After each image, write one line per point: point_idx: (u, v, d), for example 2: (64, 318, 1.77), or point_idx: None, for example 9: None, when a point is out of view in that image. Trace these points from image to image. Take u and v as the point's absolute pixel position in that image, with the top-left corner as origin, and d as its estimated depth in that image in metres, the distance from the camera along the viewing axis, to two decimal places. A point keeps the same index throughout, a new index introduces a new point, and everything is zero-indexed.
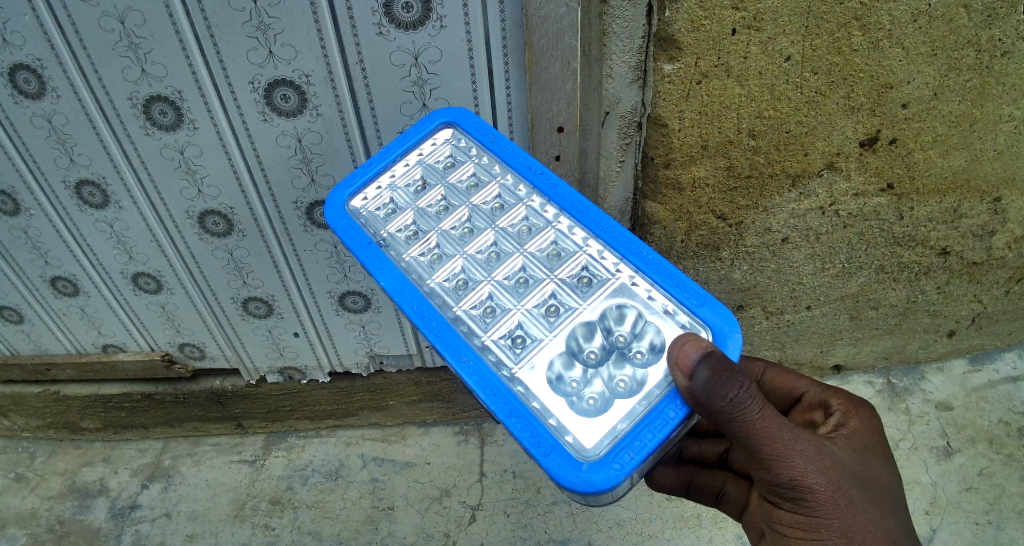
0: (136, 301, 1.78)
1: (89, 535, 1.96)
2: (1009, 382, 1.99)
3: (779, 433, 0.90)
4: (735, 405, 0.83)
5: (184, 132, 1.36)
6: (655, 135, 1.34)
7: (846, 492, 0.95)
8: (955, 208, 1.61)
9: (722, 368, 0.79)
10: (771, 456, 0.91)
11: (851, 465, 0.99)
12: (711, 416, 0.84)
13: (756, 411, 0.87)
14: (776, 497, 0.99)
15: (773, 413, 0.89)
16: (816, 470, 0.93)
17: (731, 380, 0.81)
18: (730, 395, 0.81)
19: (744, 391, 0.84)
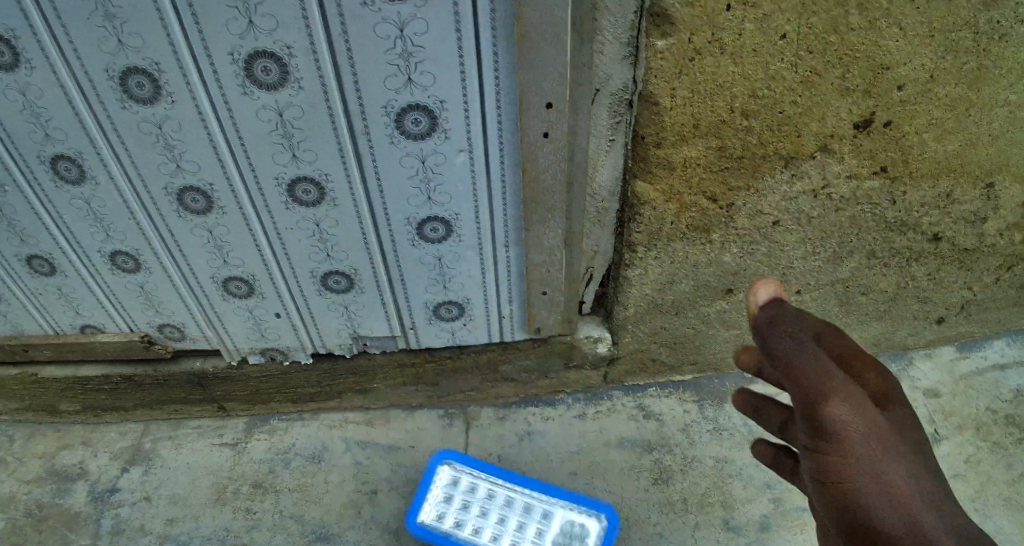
0: (114, 281, 1.73)
1: (68, 519, 1.92)
2: (996, 370, 2.01)
3: (858, 420, 0.71)
4: (799, 362, 0.74)
5: (162, 106, 1.31)
6: (646, 113, 1.31)
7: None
8: (948, 193, 1.59)
9: (780, 315, 0.79)
10: (838, 454, 0.71)
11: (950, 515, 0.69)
12: (782, 373, 0.76)
13: (833, 380, 0.72)
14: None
15: (858, 392, 0.73)
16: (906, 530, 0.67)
17: (791, 323, 0.77)
18: (790, 345, 0.75)
19: (817, 349, 0.75)
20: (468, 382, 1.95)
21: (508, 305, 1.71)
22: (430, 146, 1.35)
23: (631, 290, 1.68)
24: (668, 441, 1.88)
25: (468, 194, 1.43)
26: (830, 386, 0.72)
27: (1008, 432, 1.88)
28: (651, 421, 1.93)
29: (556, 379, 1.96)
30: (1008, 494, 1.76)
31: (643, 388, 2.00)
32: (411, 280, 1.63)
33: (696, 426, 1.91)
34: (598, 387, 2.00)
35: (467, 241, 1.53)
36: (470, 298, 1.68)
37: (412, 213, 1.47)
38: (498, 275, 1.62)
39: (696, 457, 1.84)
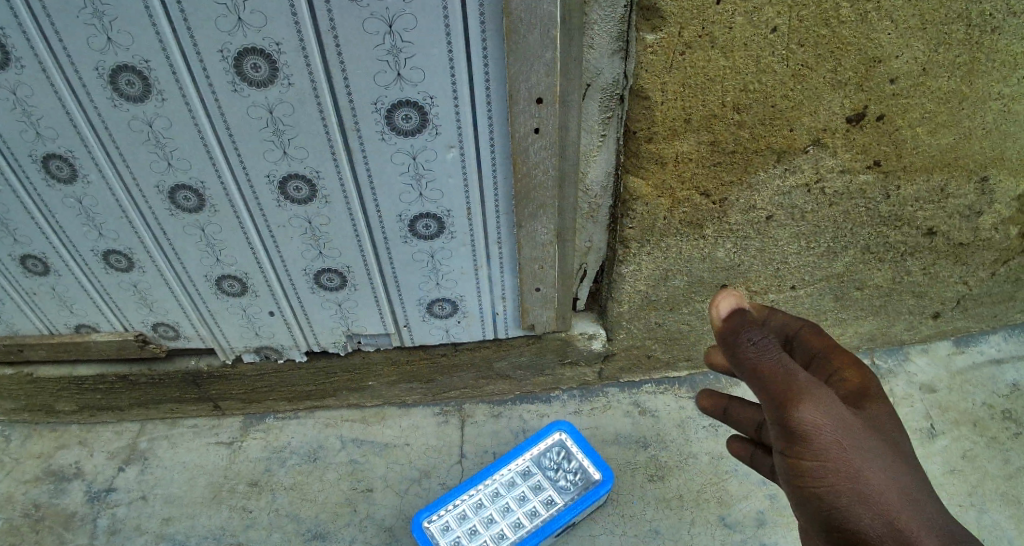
0: (108, 280, 1.72)
1: (64, 519, 1.92)
2: (993, 364, 2.01)
3: (823, 415, 0.80)
4: (762, 365, 0.83)
5: (152, 103, 1.30)
6: (636, 107, 1.31)
7: (895, 526, 0.76)
8: (942, 187, 1.59)
9: (738, 324, 0.85)
10: (810, 452, 0.80)
11: (895, 474, 0.81)
12: (748, 379, 0.85)
13: (796, 381, 0.82)
14: (803, 512, 0.85)
15: (818, 389, 0.82)
16: (857, 497, 0.79)
17: (749, 332, 0.84)
18: (755, 351, 0.83)
19: (778, 352, 0.84)
20: (463, 379, 1.95)
21: (502, 302, 1.71)
22: (420, 142, 1.35)
23: (625, 286, 1.68)
24: (663, 438, 1.88)
25: (459, 190, 1.43)
26: (793, 387, 0.81)
27: (1005, 427, 1.88)
28: (646, 417, 1.93)
29: (551, 376, 1.96)
30: (1005, 489, 1.76)
31: (638, 384, 2.00)
32: (403, 277, 1.62)
33: (692, 422, 1.90)
34: (593, 383, 2.00)
35: (459, 237, 1.53)
36: (464, 295, 1.68)
37: (404, 209, 1.47)
38: (491, 271, 1.62)
39: (692, 454, 1.84)
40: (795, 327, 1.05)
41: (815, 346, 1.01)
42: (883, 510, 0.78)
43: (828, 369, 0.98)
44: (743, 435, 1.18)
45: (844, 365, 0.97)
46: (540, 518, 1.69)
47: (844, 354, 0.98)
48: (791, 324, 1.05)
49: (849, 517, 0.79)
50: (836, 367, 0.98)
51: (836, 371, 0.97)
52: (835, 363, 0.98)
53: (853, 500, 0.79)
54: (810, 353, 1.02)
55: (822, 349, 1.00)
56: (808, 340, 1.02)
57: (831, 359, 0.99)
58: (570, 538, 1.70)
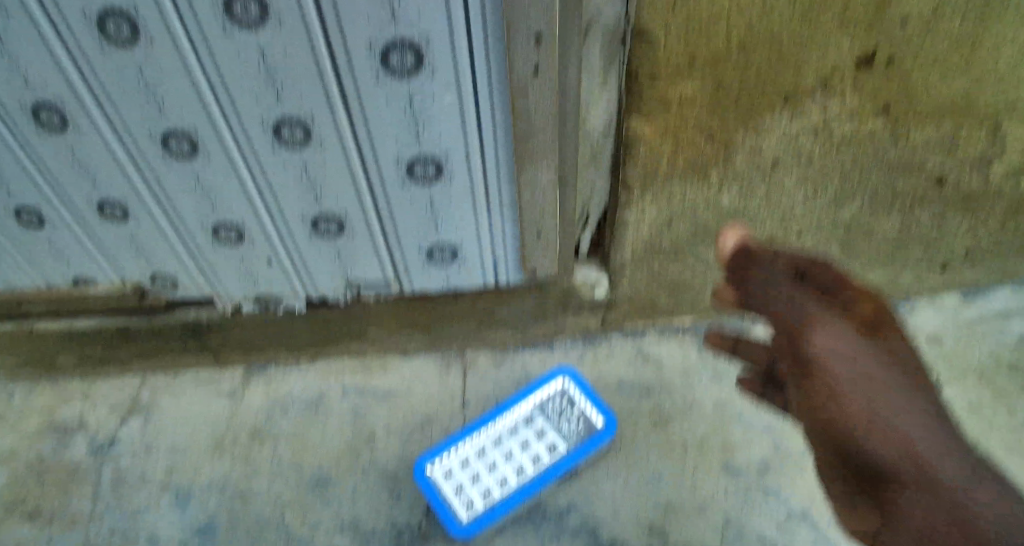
0: (104, 231, 1.66)
1: (70, 471, 1.94)
2: (999, 317, 2.01)
3: (835, 342, 0.87)
4: (775, 300, 0.92)
5: (139, 50, 1.20)
6: (639, 48, 1.27)
7: (908, 450, 0.83)
8: (953, 135, 1.57)
9: (746, 264, 0.96)
10: (824, 378, 0.87)
11: (910, 400, 0.86)
12: (766, 314, 0.94)
13: (809, 313, 0.89)
14: (818, 438, 0.92)
15: (832, 320, 0.88)
16: (871, 422, 0.84)
17: (764, 269, 0.95)
18: (767, 286, 0.93)
19: (794, 288, 0.92)
20: (464, 327, 1.96)
21: (502, 246, 1.71)
22: (417, 85, 1.29)
23: (627, 232, 1.68)
24: (666, 385, 1.90)
25: (458, 133, 1.39)
26: (806, 318, 0.88)
27: (1010, 379, 1.89)
28: (650, 364, 1.95)
29: (554, 324, 1.97)
30: (1011, 440, 1.79)
31: (641, 333, 2.01)
32: (402, 223, 1.60)
33: (696, 370, 1.92)
34: (596, 331, 2.01)
35: (458, 181, 1.50)
36: (464, 241, 1.67)
37: (402, 153, 1.43)
38: (492, 216, 1.61)
39: (694, 401, 1.86)
40: (808, 260, 1.05)
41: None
42: (896, 435, 0.84)
43: (844, 299, 0.94)
44: (751, 373, 1.19)
45: (859, 295, 0.93)
46: (541, 463, 1.70)
47: (859, 286, 0.94)
48: (803, 258, 1.04)
49: (864, 441, 0.85)
50: (852, 297, 0.93)
51: (851, 301, 0.94)
52: (850, 292, 0.94)
53: (868, 426, 0.84)
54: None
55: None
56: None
57: (846, 289, 0.94)
58: (571, 483, 1.74)
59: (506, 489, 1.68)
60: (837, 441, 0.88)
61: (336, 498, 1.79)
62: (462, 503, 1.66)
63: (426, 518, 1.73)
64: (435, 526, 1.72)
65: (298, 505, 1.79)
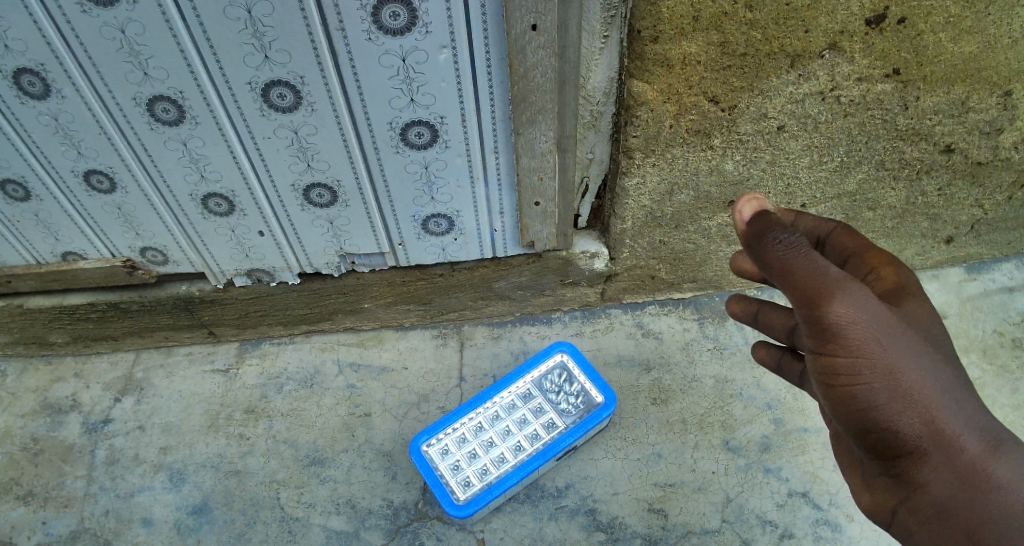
0: (92, 204, 1.59)
1: (63, 451, 1.89)
2: (1004, 292, 1.97)
3: (856, 309, 0.74)
4: (793, 267, 0.74)
5: (122, 7, 1.15)
6: (642, 4, 1.22)
7: (934, 424, 0.75)
8: (963, 100, 1.50)
9: (765, 227, 0.75)
10: (843, 350, 0.75)
11: (934, 369, 0.78)
12: (778, 283, 0.77)
13: (827, 279, 0.74)
14: (833, 413, 0.82)
15: (849, 283, 0.75)
16: (894, 395, 0.75)
17: (781, 231, 0.75)
18: (784, 252, 0.74)
19: (810, 251, 0.75)
20: (461, 300, 1.93)
21: (500, 217, 1.66)
22: (410, 42, 1.23)
23: (628, 201, 1.63)
24: (667, 360, 1.86)
25: (453, 94, 1.34)
26: (825, 284, 0.74)
27: (1015, 355, 1.85)
28: (650, 339, 1.91)
29: (552, 297, 1.94)
30: (1012, 417, 1.74)
31: (642, 307, 1.98)
32: (397, 192, 1.56)
33: (696, 345, 1.88)
34: (596, 305, 1.98)
35: (454, 147, 1.45)
36: (460, 210, 1.63)
37: (395, 116, 1.37)
38: (489, 184, 1.56)
39: (695, 378, 1.82)
40: (827, 229, 0.97)
41: (848, 246, 0.93)
42: (921, 409, 0.75)
43: (864, 268, 0.91)
44: (770, 341, 1.13)
45: (878, 263, 0.90)
46: (540, 441, 1.67)
47: (879, 253, 0.90)
48: (822, 227, 0.97)
49: (887, 416, 0.76)
50: (872, 265, 0.90)
51: (871, 269, 0.90)
52: (871, 261, 0.91)
53: (891, 398, 0.75)
54: (843, 255, 0.94)
55: (855, 249, 0.93)
56: (840, 240, 0.94)
57: (866, 258, 0.91)
58: (570, 462, 1.70)
59: (504, 467, 1.64)
60: (857, 417, 0.78)
61: (331, 477, 1.75)
62: (459, 483, 1.61)
63: (423, 497, 1.70)
64: (432, 505, 1.68)
65: (293, 484, 1.75)
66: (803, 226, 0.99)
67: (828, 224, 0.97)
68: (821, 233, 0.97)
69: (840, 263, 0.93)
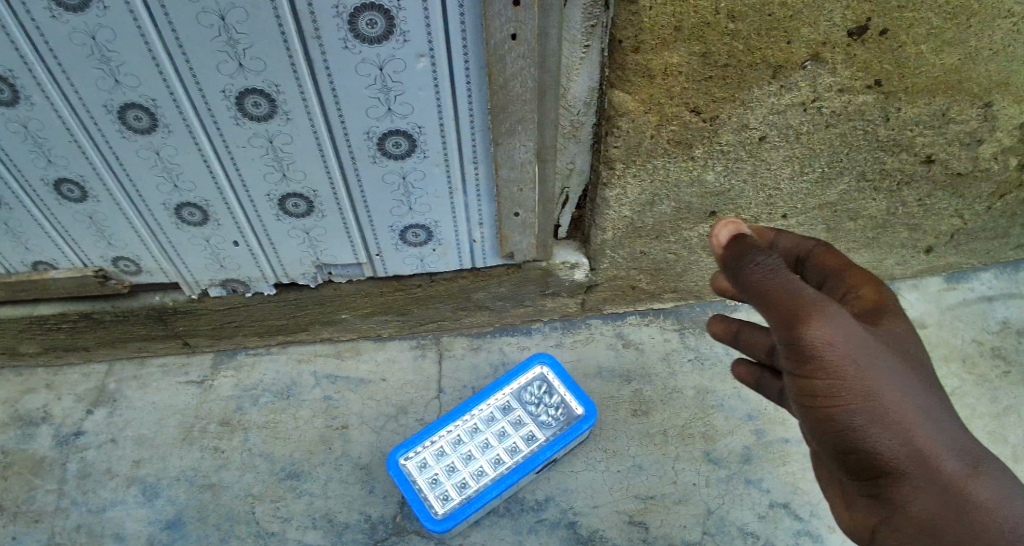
0: (62, 213, 1.54)
1: (33, 464, 1.84)
2: (983, 301, 1.98)
3: (834, 331, 0.73)
4: (769, 288, 0.76)
5: (93, 12, 1.10)
6: (623, 13, 1.20)
7: (914, 445, 0.74)
8: (944, 112, 1.50)
9: (743, 249, 0.80)
10: (823, 372, 0.74)
11: (914, 389, 0.77)
12: (757, 305, 0.77)
13: (805, 300, 0.74)
14: (813, 434, 0.81)
15: (828, 305, 0.75)
16: (873, 416, 0.74)
17: (759, 254, 0.78)
18: (761, 273, 0.76)
19: (788, 273, 0.77)
20: (440, 311, 1.91)
21: (479, 227, 1.64)
22: (388, 51, 1.21)
23: (609, 211, 1.62)
24: (648, 371, 1.85)
25: (431, 104, 1.31)
26: (802, 304, 0.74)
27: (993, 364, 1.86)
28: (631, 350, 1.89)
29: (533, 308, 1.92)
30: (992, 426, 1.75)
31: (623, 317, 1.97)
32: (374, 201, 1.53)
33: (677, 355, 1.88)
34: (576, 315, 1.97)
35: (432, 156, 1.43)
36: (438, 221, 1.60)
37: (372, 125, 1.35)
38: (467, 194, 1.54)
39: (676, 388, 1.81)
40: (807, 247, 0.98)
41: (828, 264, 0.95)
42: (901, 430, 0.74)
43: (843, 287, 0.91)
44: (749, 359, 1.12)
45: (859, 282, 0.91)
46: (520, 454, 1.65)
47: (860, 273, 0.91)
48: (803, 244, 0.98)
49: (865, 438, 0.75)
50: (852, 284, 0.91)
51: (850, 288, 0.91)
52: (850, 280, 0.91)
53: (869, 420, 0.75)
54: (823, 273, 0.95)
55: (837, 267, 0.94)
56: (821, 259, 0.96)
57: (846, 277, 0.92)
58: (550, 474, 1.68)
59: (483, 480, 1.62)
60: (835, 438, 0.78)
61: (308, 491, 1.72)
62: (438, 497, 1.59)
63: (401, 511, 1.67)
64: (410, 519, 1.65)
65: (269, 498, 1.71)
66: (782, 244, 1.00)
67: (808, 241, 0.98)
68: (800, 251, 0.98)
69: (820, 281, 0.94)
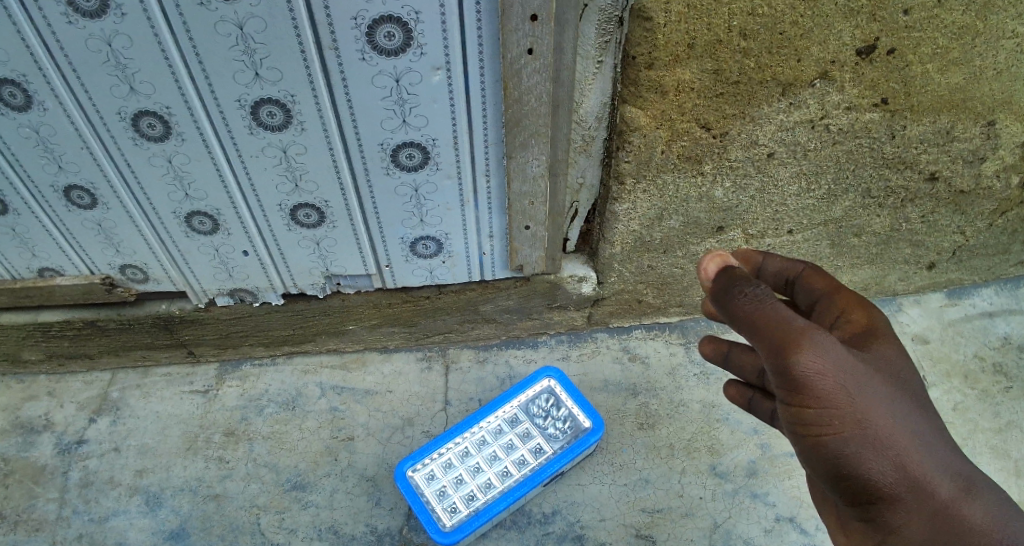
0: (71, 219, 1.54)
1: (34, 473, 1.82)
2: (984, 317, 2.00)
3: (824, 360, 0.75)
4: (757, 317, 0.78)
5: (110, 19, 1.10)
6: (637, 30, 1.22)
7: (907, 471, 0.76)
8: (949, 130, 1.52)
9: (732, 280, 0.83)
10: (814, 400, 0.75)
11: (906, 416, 0.79)
12: (746, 333, 0.80)
13: (792, 328, 0.76)
14: (807, 461, 0.83)
15: (816, 333, 0.76)
16: (865, 444, 0.76)
17: (747, 285, 0.82)
18: (750, 303, 0.80)
19: (776, 302, 0.79)
20: (447, 323, 1.91)
21: (489, 239, 1.65)
22: (404, 63, 1.21)
23: (618, 225, 1.63)
24: (654, 385, 1.85)
25: (446, 116, 1.32)
26: (791, 333, 0.75)
27: (996, 380, 1.87)
28: (636, 363, 1.90)
29: (539, 320, 1.93)
30: (995, 441, 1.76)
31: (628, 331, 1.98)
32: (385, 212, 1.53)
33: (683, 370, 1.88)
34: (582, 328, 1.97)
35: (444, 168, 1.44)
36: (449, 233, 1.61)
37: (386, 137, 1.35)
38: (479, 206, 1.55)
39: (682, 402, 1.82)
40: (796, 269, 1.01)
41: (817, 287, 0.97)
42: (893, 457, 0.76)
43: (834, 311, 0.93)
44: (740, 380, 1.13)
45: (849, 306, 0.91)
46: (527, 466, 1.65)
47: (849, 294, 0.93)
48: (792, 267, 1.01)
49: (858, 465, 0.77)
50: (842, 307, 0.92)
51: (841, 312, 0.92)
52: (840, 303, 0.92)
53: (861, 447, 0.76)
54: (814, 296, 0.97)
55: (825, 290, 0.96)
56: (809, 281, 0.98)
57: (836, 300, 0.93)
58: (556, 487, 1.68)
59: (491, 493, 1.62)
60: (829, 465, 0.79)
61: (313, 502, 1.71)
62: (445, 509, 1.58)
63: (407, 523, 1.66)
64: (416, 531, 1.65)
65: (274, 509, 1.71)
66: (770, 267, 1.02)
67: (796, 264, 1.00)
68: (789, 274, 1.01)
69: (811, 304, 0.97)
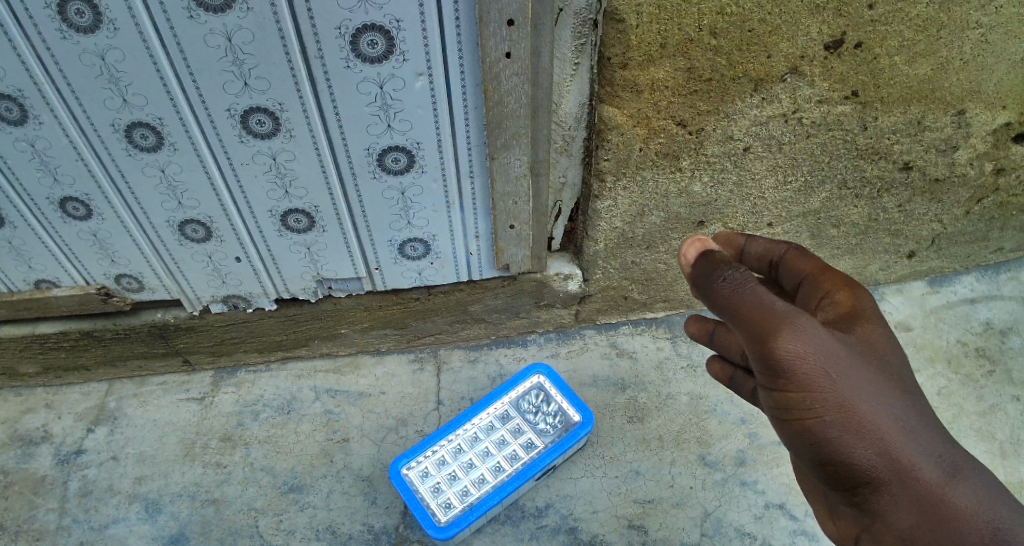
0: (66, 231, 1.57)
1: (33, 484, 1.84)
2: (965, 303, 2.04)
3: (805, 345, 0.78)
4: (737, 302, 0.81)
5: (103, 34, 1.14)
6: (611, 32, 1.26)
7: (889, 455, 0.79)
8: (919, 120, 1.56)
9: (713, 265, 0.87)
10: (796, 384, 0.79)
11: (887, 398, 0.82)
12: (729, 319, 0.83)
13: (775, 314, 0.79)
14: (793, 443, 0.86)
15: (799, 318, 0.79)
16: (846, 427, 0.79)
17: (726, 270, 0.85)
18: (728, 288, 0.83)
19: (759, 287, 0.82)
20: (437, 324, 1.94)
21: (476, 240, 1.68)
22: (388, 70, 1.25)
23: (600, 223, 1.67)
24: (641, 379, 1.89)
25: (429, 121, 1.36)
26: (774, 320, 0.79)
27: (978, 364, 1.91)
28: (624, 359, 1.94)
29: (528, 319, 1.96)
30: (979, 424, 1.80)
31: (615, 327, 2.01)
32: (373, 215, 1.57)
33: (670, 363, 1.92)
34: (570, 326, 2.01)
35: (430, 171, 1.47)
36: (436, 235, 1.65)
37: (373, 142, 1.39)
38: (464, 209, 1.58)
39: (670, 395, 1.85)
40: (779, 251, 1.03)
41: (802, 268, 0.99)
42: (875, 440, 0.79)
43: (821, 291, 0.94)
44: (723, 355, 1.14)
45: (835, 287, 0.93)
46: (519, 461, 1.69)
47: (833, 276, 0.94)
48: (774, 249, 1.04)
49: (841, 447, 0.80)
50: (827, 289, 0.94)
51: (827, 293, 0.93)
52: (825, 286, 0.94)
53: (843, 430, 0.79)
54: (798, 277, 0.99)
55: (809, 271, 0.98)
56: (793, 262, 1.00)
57: (821, 281, 0.95)
58: (548, 481, 1.71)
59: (484, 487, 1.65)
60: (813, 449, 0.83)
61: (311, 503, 1.74)
62: (440, 505, 1.61)
63: (403, 521, 1.69)
64: (413, 529, 1.68)
65: (272, 512, 1.73)
66: (753, 250, 1.06)
67: (779, 246, 1.03)
68: (774, 255, 1.04)
69: (797, 284, 0.99)
